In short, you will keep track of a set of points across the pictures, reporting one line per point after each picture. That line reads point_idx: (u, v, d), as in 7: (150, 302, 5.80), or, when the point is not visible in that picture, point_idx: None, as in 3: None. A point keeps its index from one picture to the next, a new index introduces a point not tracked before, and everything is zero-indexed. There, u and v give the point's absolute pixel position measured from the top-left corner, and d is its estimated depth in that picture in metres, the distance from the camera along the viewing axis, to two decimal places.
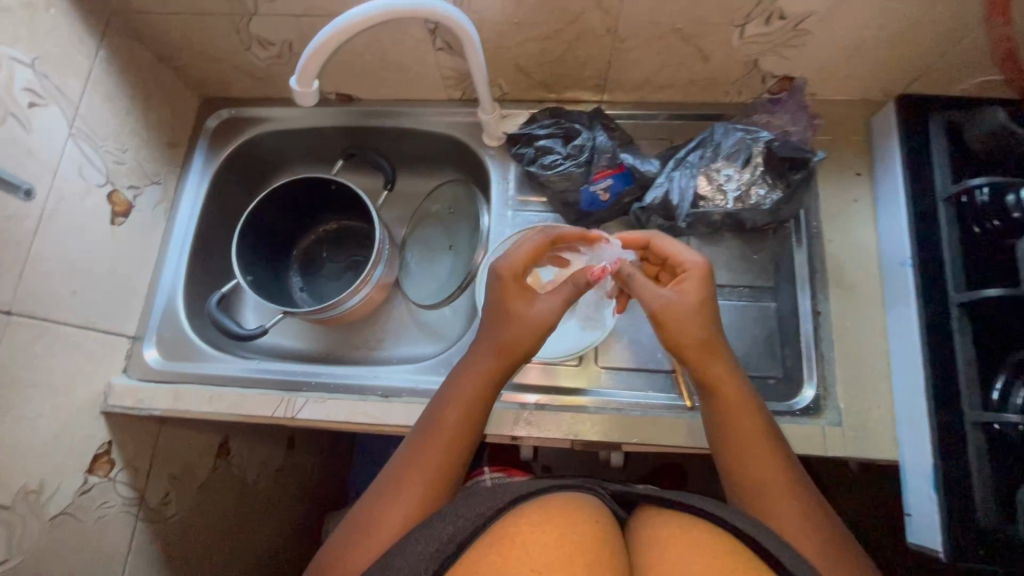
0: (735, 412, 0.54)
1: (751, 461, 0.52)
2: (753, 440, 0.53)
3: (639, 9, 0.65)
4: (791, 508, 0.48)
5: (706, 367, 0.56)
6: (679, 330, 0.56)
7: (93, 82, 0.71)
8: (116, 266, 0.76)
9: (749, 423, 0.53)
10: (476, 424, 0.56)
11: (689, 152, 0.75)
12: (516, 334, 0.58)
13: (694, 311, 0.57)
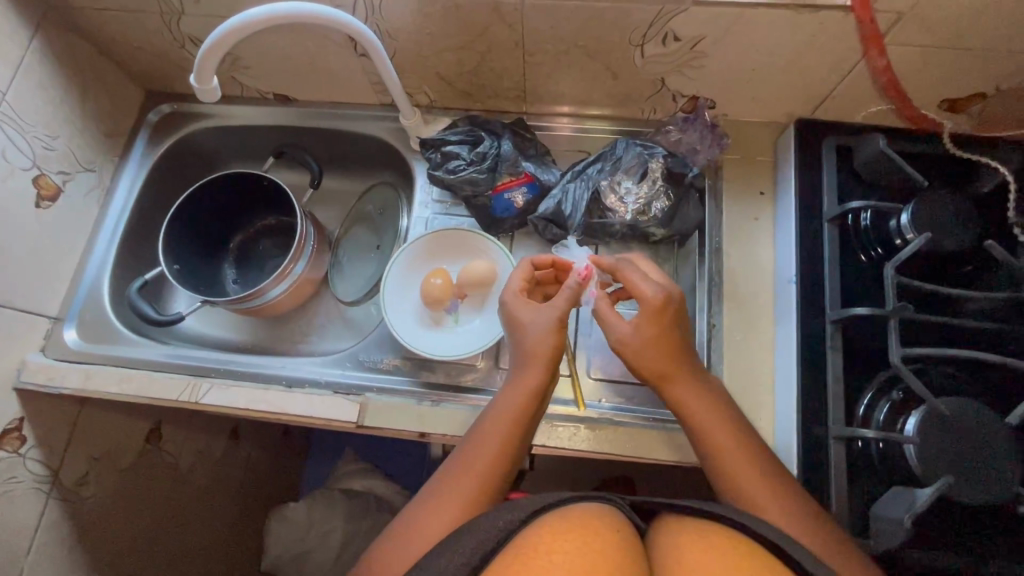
0: (703, 419, 0.58)
1: (733, 460, 0.55)
2: (731, 444, 0.56)
3: (541, 26, 0.68)
4: (781, 503, 0.52)
5: (674, 387, 0.60)
6: (643, 363, 0.60)
7: (24, 71, 0.74)
8: (39, 248, 0.79)
9: (721, 428, 0.57)
10: (509, 457, 0.59)
11: (587, 165, 0.77)
12: (541, 340, 0.63)
13: (647, 346, 0.60)
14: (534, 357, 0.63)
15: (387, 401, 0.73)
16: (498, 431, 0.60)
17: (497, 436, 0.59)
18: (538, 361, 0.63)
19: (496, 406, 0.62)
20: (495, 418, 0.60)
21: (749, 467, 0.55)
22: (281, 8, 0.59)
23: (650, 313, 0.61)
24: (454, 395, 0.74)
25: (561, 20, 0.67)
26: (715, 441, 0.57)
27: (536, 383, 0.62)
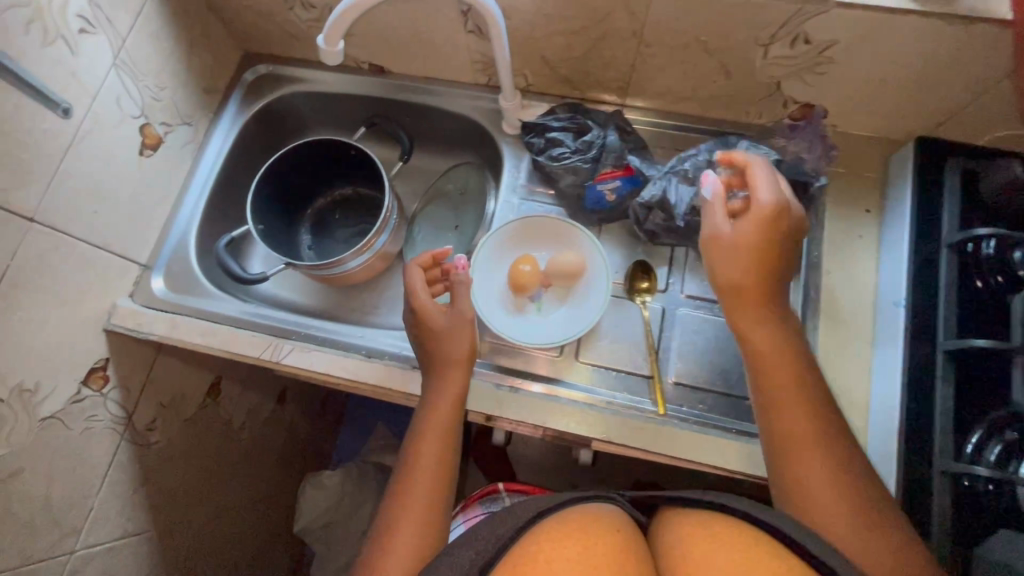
0: (783, 403, 0.56)
1: (793, 453, 0.54)
2: (803, 441, 0.54)
3: (666, 16, 0.66)
4: (840, 494, 0.51)
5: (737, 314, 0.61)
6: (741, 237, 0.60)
7: (142, 20, 0.75)
8: (138, 195, 0.80)
9: (803, 427, 0.55)
10: (449, 465, 0.63)
11: (691, 154, 0.76)
12: (449, 347, 0.68)
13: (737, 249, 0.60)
14: (450, 363, 0.68)
15: (467, 383, 0.73)
16: (435, 444, 0.63)
17: (434, 452, 0.63)
18: (453, 368, 0.67)
19: (425, 418, 0.65)
20: (428, 431, 0.64)
21: (813, 458, 0.53)
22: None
23: (755, 216, 0.60)
24: (532, 385, 0.73)
25: (689, 11, 0.65)
26: (792, 450, 0.54)
27: (460, 385, 0.67)
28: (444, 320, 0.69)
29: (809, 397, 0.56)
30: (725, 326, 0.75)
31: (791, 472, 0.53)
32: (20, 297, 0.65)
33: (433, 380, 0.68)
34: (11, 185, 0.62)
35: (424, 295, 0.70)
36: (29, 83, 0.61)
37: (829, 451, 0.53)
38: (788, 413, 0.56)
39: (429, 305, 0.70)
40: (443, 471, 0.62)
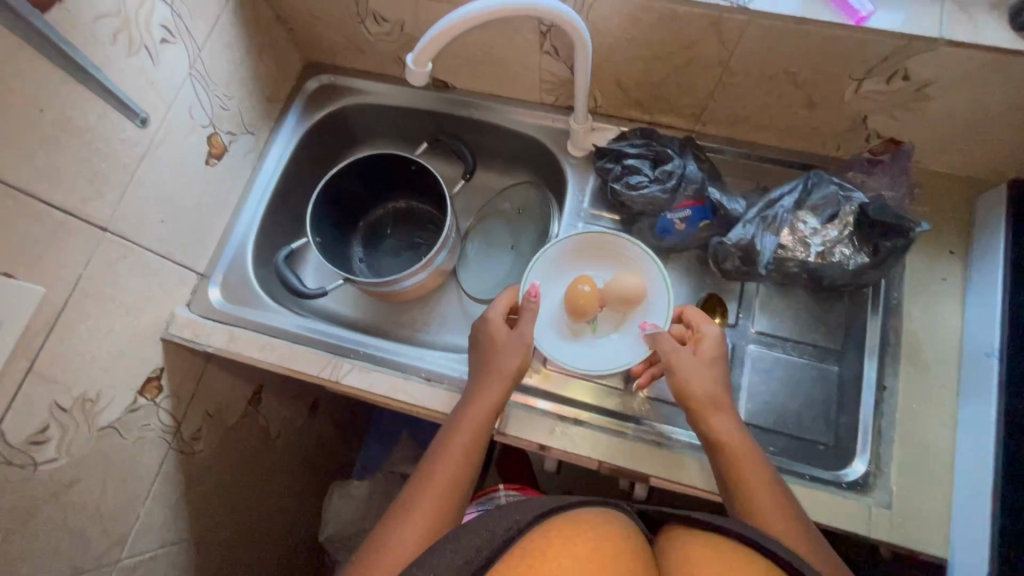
0: (740, 450, 0.58)
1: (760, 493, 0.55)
2: (763, 484, 0.56)
3: (758, 47, 0.64)
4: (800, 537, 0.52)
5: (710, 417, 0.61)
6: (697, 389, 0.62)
7: (218, 30, 0.75)
8: (201, 204, 0.79)
9: (755, 467, 0.57)
10: (464, 486, 0.61)
11: (781, 195, 0.71)
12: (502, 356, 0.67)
13: (707, 365, 0.63)
14: (492, 378, 0.66)
15: (528, 411, 0.71)
16: (453, 463, 0.61)
17: (452, 471, 0.60)
18: (493, 384, 0.65)
19: (453, 434, 0.63)
20: (451, 447, 0.62)
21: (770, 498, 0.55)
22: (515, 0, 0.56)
23: (711, 340, 0.65)
24: (566, 409, 0.72)
25: (784, 44, 0.62)
26: (754, 487, 0.56)
27: (494, 404, 0.65)
28: (501, 340, 0.68)
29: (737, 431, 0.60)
30: (797, 365, 0.73)
31: (755, 515, 0.54)
32: (88, 306, 0.64)
33: (470, 394, 0.66)
34: (90, 195, 0.61)
35: (497, 321, 0.70)
36: (113, 94, 0.60)
37: (776, 493, 0.55)
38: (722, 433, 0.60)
39: (489, 334, 0.69)
40: (455, 493, 0.59)
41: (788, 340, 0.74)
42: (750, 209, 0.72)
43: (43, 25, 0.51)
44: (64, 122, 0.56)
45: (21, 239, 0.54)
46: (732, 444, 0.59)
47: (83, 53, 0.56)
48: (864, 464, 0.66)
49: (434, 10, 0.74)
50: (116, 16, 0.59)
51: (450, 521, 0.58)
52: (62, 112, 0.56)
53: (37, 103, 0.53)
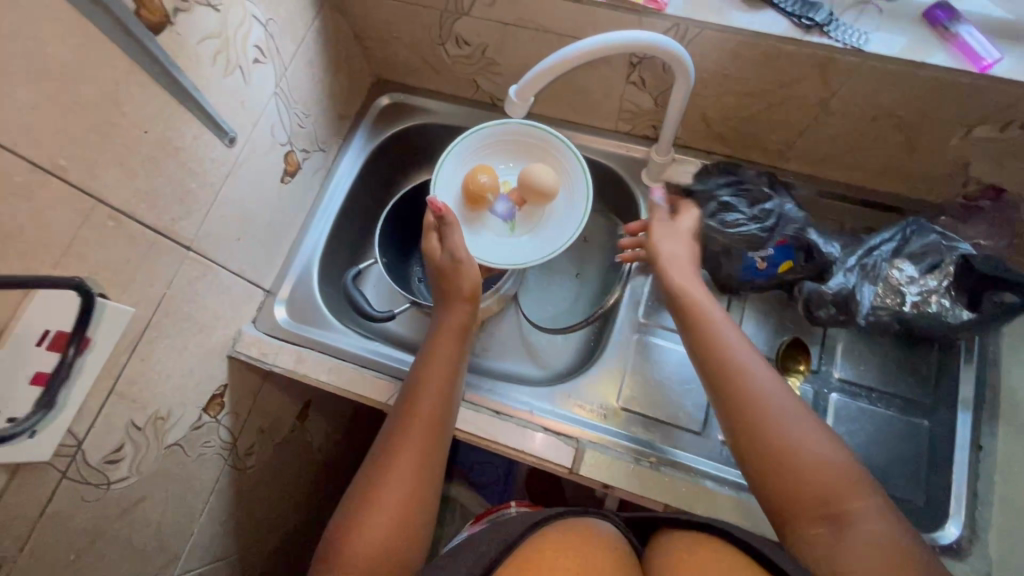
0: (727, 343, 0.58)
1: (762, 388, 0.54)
2: (758, 374, 0.55)
3: (864, 89, 0.62)
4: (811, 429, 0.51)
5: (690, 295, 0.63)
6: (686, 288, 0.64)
7: (303, 48, 0.74)
8: (273, 221, 0.78)
9: (751, 358, 0.57)
10: (447, 409, 0.65)
11: (879, 242, 0.69)
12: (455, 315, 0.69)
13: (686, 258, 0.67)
14: (455, 301, 0.70)
15: (605, 454, 0.68)
16: (433, 389, 0.64)
17: (433, 398, 0.64)
18: (458, 305, 0.70)
19: (428, 362, 0.67)
20: (429, 376, 0.65)
21: (770, 386, 0.54)
22: (600, 41, 0.55)
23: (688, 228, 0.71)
24: (587, 431, 0.71)
25: (893, 87, 0.60)
26: (756, 390, 0.54)
27: (461, 324, 0.69)
28: (452, 292, 0.70)
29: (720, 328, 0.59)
30: (884, 417, 0.69)
31: (745, 410, 0.53)
32: (168, 325, 0.63)
33: (438, 321, 0.70)
34: (180, 214, 0.60)
35: (432, 245, 0.71)
36: (209, 114, 0.60)
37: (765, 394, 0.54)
38: (724, 342, 0.58)
39: (437, 266, 0.70)
40: (440, 416, 0.63)
41: (874, 390, 0.71)
42: (847, 256, 0.69)
43: (155, 47, 0.51)
44: (164, 142, 0.55)
45: (117, 260, 0.54)
46: (714, 347, 0.58)
47: (186, 74, 0.56)
48: (959, 527, 0.63)
49: (520, 35, 0.72)
50: (218, 37, 0.59)
51: (439, 444, 0.63)
52: (163, 132, 0.55)
53: (143, 124, 0.52)
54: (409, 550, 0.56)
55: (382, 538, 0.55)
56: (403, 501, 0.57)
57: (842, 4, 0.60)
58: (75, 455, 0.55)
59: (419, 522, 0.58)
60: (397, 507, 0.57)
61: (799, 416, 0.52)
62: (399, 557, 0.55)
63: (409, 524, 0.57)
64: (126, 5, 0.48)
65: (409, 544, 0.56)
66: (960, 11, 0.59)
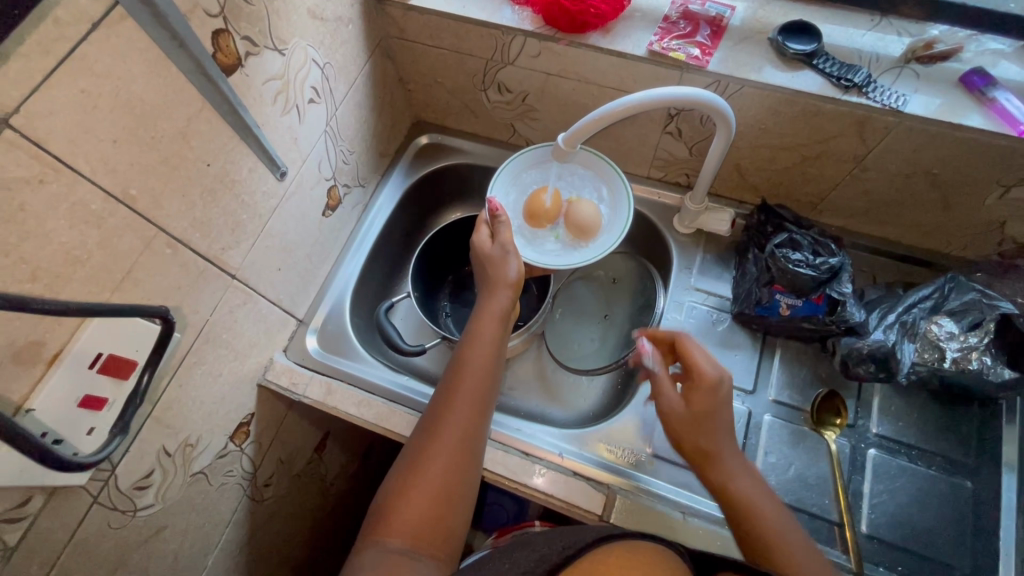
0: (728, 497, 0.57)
1: (761, 509, 0.55)
2: (762, 506, 0.56)
3: (901, 147, 0.64)
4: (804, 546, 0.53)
5: (706, 469, 0.59)
6: (687, 437, 0.60)
7: (353, 89, 0.78)
8: (312, 253, 0.80)
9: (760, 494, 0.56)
10: (489, 390, 0.65)
11: (916, 299, 0.69)
12: (492, 288, 0.70)
13: (693, 418, 0.60)
14: (496, 286, 0.70)
15: (638, 500, 0.67)
16: (475, 370, 0.65)
17: (477, 379, 0.65)
18: (501, 292, 0.70)
19: (473, 343, 0.67)
20: (470, 358, 0.66)
21: (774, 513, 0.55)
22: (638, 97, 0.57)
23: (701, 386, 0.60)
24: (619, 478, 0.70)
25: (930, 146, 0.62)
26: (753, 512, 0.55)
27: (502, 310, 0.69)
28: (495, 266, 0.71)
29: (729, 463, 0.58)
30: (925, 476, 0.67)
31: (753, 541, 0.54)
32: (206, 352, 0.64)
33: (480, 304, 0.71)
34: (229, 244, 0.62)
35: (480, 236, 0.73)
36: (265, 149, 0.62)
37: (792, 540, 0.53)
38: (740, 492, 0.56)
39: (484, 255, 0.72)
40: (482, 397, 0.64)
41: (914, 448, 0.69)
42: (884, 314, 0.70)
43: (226, 87, 0.54)
44: (223, 175, 0.58)
45: (169, 286, 0.55)
46: (729, 487, 0.57)
47: (249, 111, 0.58)
48: None
49: (562, 85, 0.75)
50: (280, 78, 0.62)
51: (482, 422, 0.63)
52: (223, 165, 0.57)
53: (206, 158, 0.55)
54: (453, 519, 0.58)
55: (427, 509, 0.56)
56: (451, 459, 0.59)
57: (878, 67, 0.63)
58: (108, 479, 0.55)
59: (462, 495, 0.59)
60: (440, 482, 0.58)
61: (819, 568, 0.52)
62: (444, 527, 0.57)
63: (450, 498, 0.58)
64: (206, 48, 0.50)
65: (453, 516, 0.58)
66: (996, 77, 0.60)
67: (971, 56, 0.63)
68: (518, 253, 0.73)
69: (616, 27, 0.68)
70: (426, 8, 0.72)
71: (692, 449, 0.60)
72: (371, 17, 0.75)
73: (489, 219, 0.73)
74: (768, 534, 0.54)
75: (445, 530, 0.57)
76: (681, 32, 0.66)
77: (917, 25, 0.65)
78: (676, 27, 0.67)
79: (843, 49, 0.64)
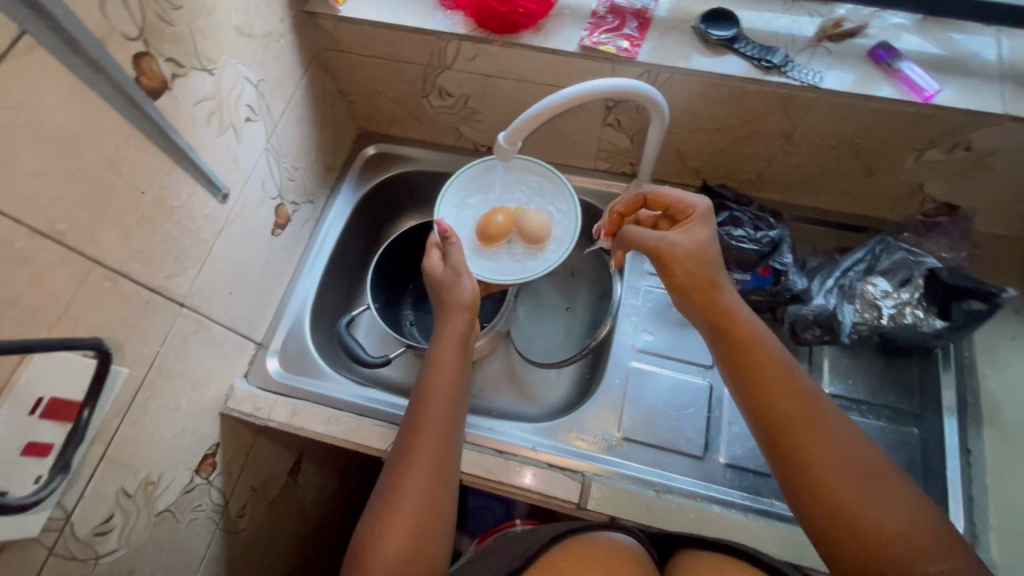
0: (745, 344, 0.56)
1: (765, 362, 0.55)
2: (766, 359, 0.55)
3: (824, 121, 0.67)
4: (817, 396, 0.54)
5: (714, 300, 0.59)
6: (687, 270, 0.59)
7: (292, 106, 0.77)
8: (263, 276, 0.78)
9: (768, 362, 0.55)
10: (455, 414, 0.65)
11: (851, 263, 0.74)
12: (448, 313, 0.70)
13: (698, 250, 0.60)
14: (453, 311, 0.70)
15: (613, 485, 0.68)
16: (441, 395, 0.65)
17: (443, 404, 0.64)
18: (457, 315, 0.70)
19: (435, 369, 0.67)
20: (434, 384, 0.66)
21: (773, 364, 0.55)
22: (573, 90, 0.59)
23: (694, 219, 0.62)
24: (592, 467, 0.71)
25: (849, 118, 0.66)
26: (755, 364, 0.55)
27: (461, 333, 0.69)
28: (453, 292, 0.70)
29: (731, 307, 0.58)
30: (877, 429, 0.71)
31: (763, 368, 0.55)
32: (161, 385, 0.62)
33: (439, 330, 0.70)
34: (173, 271, 0.60)
35: (432, 259, 0.74)
36: (203, 172, 0.61)
37: (855, 458, 0.50)
38: (754, 368, 0.55)
39: (438, 278, 0.72)
40: (449, 422, 0.64)
41: (865, 403, 0.72)
42: (824, 279, 0.74)
43: (153, 110, 0.52)
44: (161, 202, 0.56)
45: (113, 321, 0.53)
46: (756, 368, 0.55)
47: (182, 134, 0.57)
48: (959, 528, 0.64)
49: (501, 85, 0.76)
50: (212, 98, 0.61)
51: (452, 450, 0.63)
52: (159, 192, 0.56)
53: (140, 186, 0.53)
54: (433, 551, 0.58)
55: (403, 545, 0.56)
56: (424, 492, 0.59)
57: (794, 47, 0.66)
58: (64, 527, 0.52)
59: (440, 524, 0.60)
60: (416, 517, 0.58)
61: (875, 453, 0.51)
62: (424, 559, 0.57)
63: (427, 529, 0.58)
64: (127, 72, 0.49)
65: (431, 548, 0.58)
66: (900, 49, 0.65)
67: (877, 31, 0.67)
68: (470, 275, 0.73)
69: (546, 25, 0.69)
70: (356, 19, 0.72)
71: (692, 286, 0.59)
72: (303, 31, 0.75)
73: (439, 241, 0.75)
74: (834, 462, 0.50)
75: (424, 560, 0.57)
76: (610, 26, 0.69)
77: (825, 6, 0.69)
78: (604, 21, 0.69)
79: (761, 31, 0.68)
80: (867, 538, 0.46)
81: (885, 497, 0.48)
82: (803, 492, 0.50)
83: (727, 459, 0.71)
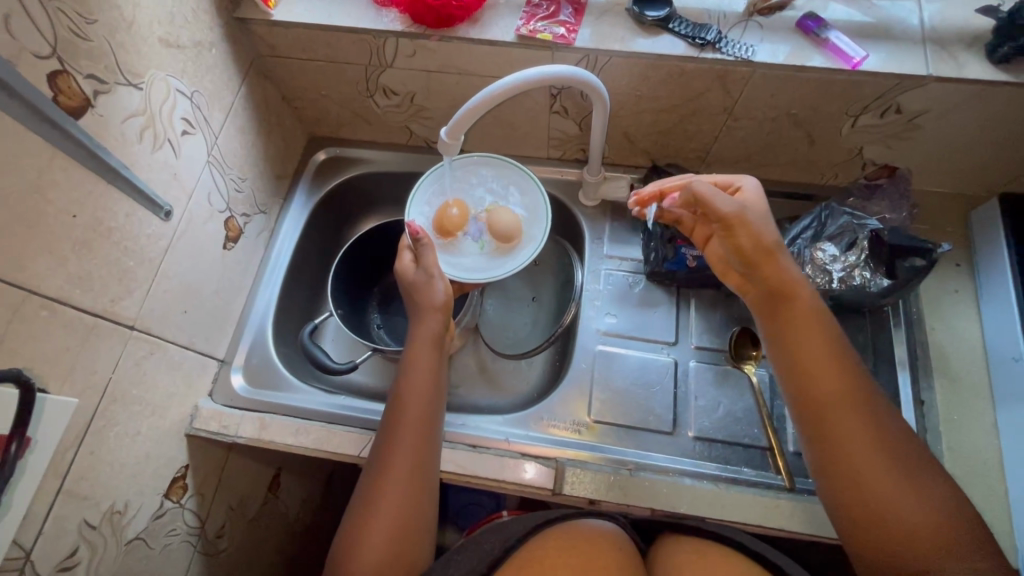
0: (798, 315, 0.57)
1: (813, 338, 0.56)
2: (817, 335, 0.56)
3: (761, 94, 0.69)
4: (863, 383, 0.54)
5: (771, 274, 0.58)
6: (746, 240, 0.58)
7: (233, 116, 0.75)
8: (219, 291, 0.77)
9: (817, 339, 0.56)
10: (432, 414, 0.65)
11: (798, 231, 0.76)
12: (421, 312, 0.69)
13: (759, 223, 0.59)
14: (425, 311, 0.69)
15: (587, 468, 0.69)
16: (419, 395, 0.64)
17: (419, 405, 0.64)
18: (429, 315, 0.68)
19: (410, 370, 0.66)
20: (410, 385, 0.65)
21: (824, 344, 0.56)
22: (510, 79, 0.59)
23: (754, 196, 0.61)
24: (566, 452, 0.72)
25: (785, 90, 0.67)
26: (799, 338, 0.57)
27: (434, 333, 0.68)
28: (425, 292, 0.69)
29: (790, 282, 0.58)
30: None
31: (808, 346, 0.56)
32: (117, 412, 0.60)
33: (412, 331, 0.69)
34: (118, 294, 0.58)
35: (404, 262, 0.72)
36: (140, 191, 0.59)
37: (892, 446, 0.51)
38: (801, 343, 0.56)
39: (409, 281, 0.71)
40: (427, 421, 0.63)
41: None
42: None
43: (76, 130, 0.51)
44: (96, 224, 0.54)
45: (55, 350, 0.51)
46: (802, 343, 0.56)
47: (113, 153, 0.55)
48: None
49: (445, 80, 0.76)
50: (142, 114, 0.59)
51: (431, 449, 0.63)
52: (93, 215, 0.54)
53: (71, 209, 0.51)
54: (415, 551, 0.59)
55: (384, 547, 0.57)
56: (405, 493, 0.59)
57: (726, 23, 0.67)
58: (25, 566, 0.51)
59: (422, 523, 0.60)
60: (398, 519, 0.58)
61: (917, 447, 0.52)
62: (406, 559, 0.58)
63: (409, 529, 0.58)
64: (42, 92, 0.48)
65: (413, 547, 0.59)
66: (827, 19, 0.66)
67: (804, 2, 0.69)
68: (444, 274, 0.71)
69: (482, 16, 0.69)
70: (289, 22, 0.71)
71: (754, 258, 0.58)
72: (236, 38, 0.73)
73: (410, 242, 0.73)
74: (867, 447, 0.51)
75: (405, 560, 0.58)
76: (545, 14, 0.69)
77: None
78: (539, 9, 0.69)
79: (693, 10, 0.69)
80: (884, 525, 0.49)
81: (916, 490, 0.49)
82: (831, 470, 0.52)
83: (696, 432, 0.73)
